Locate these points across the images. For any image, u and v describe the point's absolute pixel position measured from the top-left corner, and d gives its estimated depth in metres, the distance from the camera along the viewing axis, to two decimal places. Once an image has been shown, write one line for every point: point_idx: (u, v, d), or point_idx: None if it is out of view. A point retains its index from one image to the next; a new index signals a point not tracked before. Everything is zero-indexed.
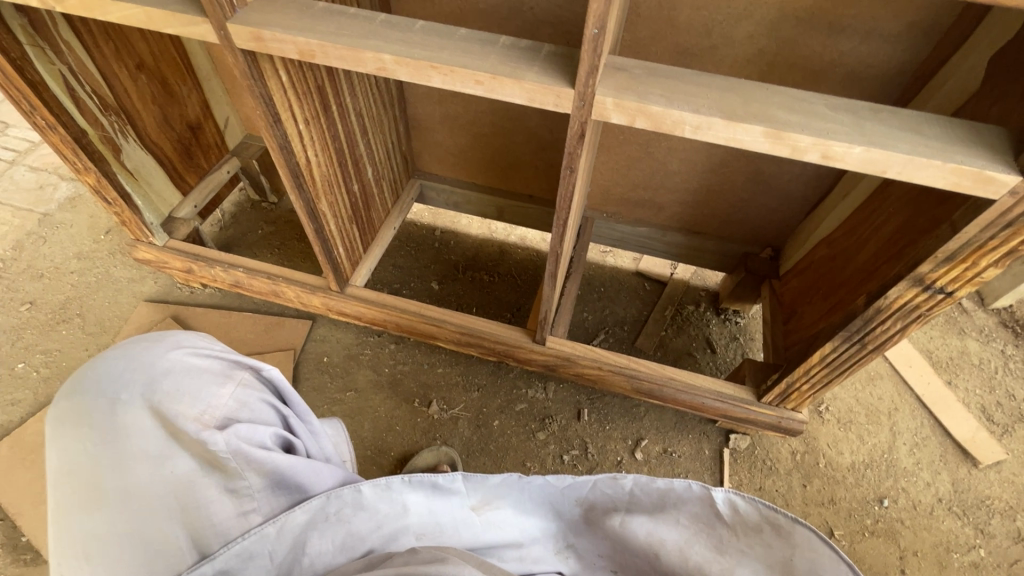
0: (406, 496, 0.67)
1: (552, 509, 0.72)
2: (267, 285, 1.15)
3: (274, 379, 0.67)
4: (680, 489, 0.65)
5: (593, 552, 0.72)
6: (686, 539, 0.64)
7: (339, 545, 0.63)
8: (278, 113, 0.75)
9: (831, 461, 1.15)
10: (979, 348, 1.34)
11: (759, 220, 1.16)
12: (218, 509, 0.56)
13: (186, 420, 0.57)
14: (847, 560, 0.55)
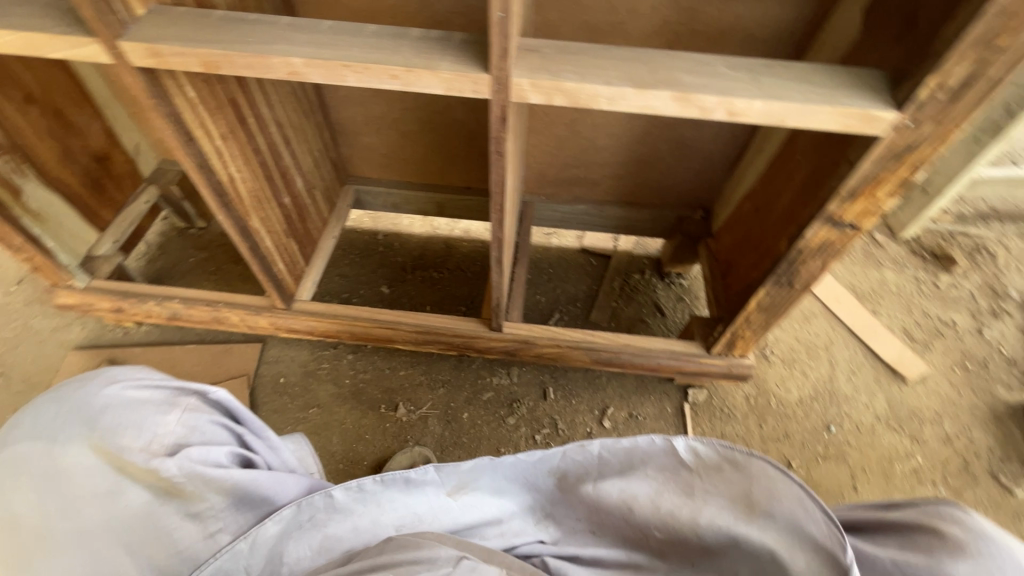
0: (379, 495, 0.66)
1: (528, 484, 0.69)
2: (208, 313, 1.26)
3: (223, 400, 0.65)
4: (644, 445, 0.63)
5: (574, 523, 0.67)
6: (655, 492, 0.60)
7: (316, 550, 0.63)
8: (189, 131, 0.85)
9: (781, 400, 1.33)
10: (896, 277, 1.56)
11: (685, 185, 1.37)
12: (185, 533, 0.56)
13: (133, 452, 0.56)
14: (798, 480, 0.53)
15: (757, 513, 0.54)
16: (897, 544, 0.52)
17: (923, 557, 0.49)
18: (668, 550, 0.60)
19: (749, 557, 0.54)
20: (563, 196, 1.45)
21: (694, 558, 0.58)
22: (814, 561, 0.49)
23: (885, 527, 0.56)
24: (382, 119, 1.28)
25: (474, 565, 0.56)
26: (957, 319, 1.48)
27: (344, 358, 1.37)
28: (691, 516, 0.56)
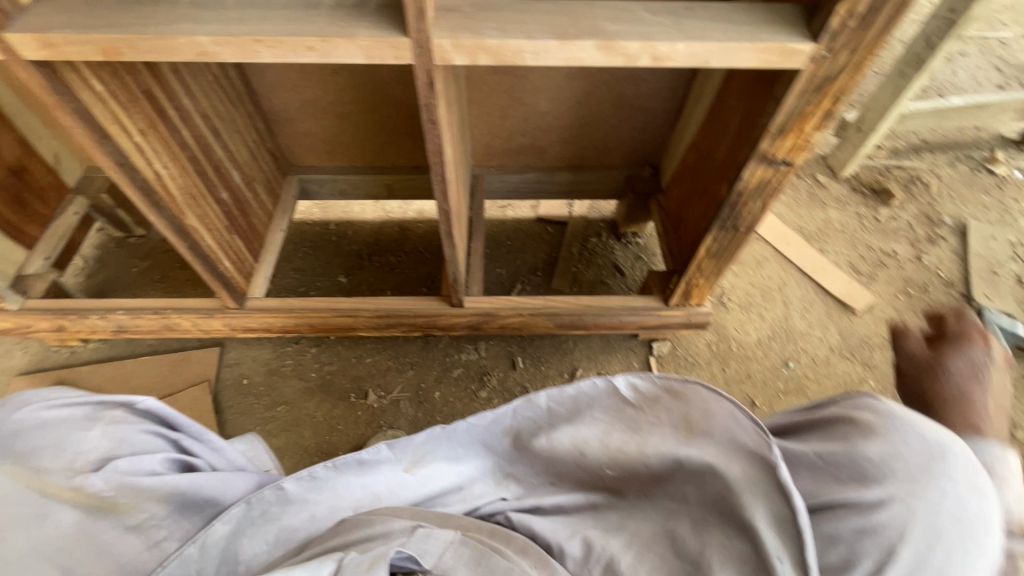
0: (334, 482, 0.66)
1: (486, 446, 0.71)
2: (156, 321, 1.21)
3: (153, 408, 0.65)
4: (587, 390, 0.67)
5: (537, 478, 0.69)
6: (603, 433, 0.63)
7: (273, 543, 0.63)
8: (102, 127, 0.80)
9: (740, 343, 1.38)
10: (839, 214, 1.62)
11: (631, 143, 1.38)
12: (125, 546, 0.55)
13: (55, 472, 0.55)
14: (729, 396, 0.57)
15: (697, 433, 0.57)
16: (820, 438, 0.55)
17: (840, 446, 0.52)
18: (623, 485, 0.62)
19: (693, 476, 0.55)
20: (512, 166, 1.43)
21: (647, 488, 0.60)
22: (750, 465, 0.51)
23: (812, 424, 0.58)
24: (317, 103, 1.23)
25: (429, 531, 0.58)
26: (897, 249, 1.56)
27: (307, 352, 1.35)
28: (638, 447, 0.59)
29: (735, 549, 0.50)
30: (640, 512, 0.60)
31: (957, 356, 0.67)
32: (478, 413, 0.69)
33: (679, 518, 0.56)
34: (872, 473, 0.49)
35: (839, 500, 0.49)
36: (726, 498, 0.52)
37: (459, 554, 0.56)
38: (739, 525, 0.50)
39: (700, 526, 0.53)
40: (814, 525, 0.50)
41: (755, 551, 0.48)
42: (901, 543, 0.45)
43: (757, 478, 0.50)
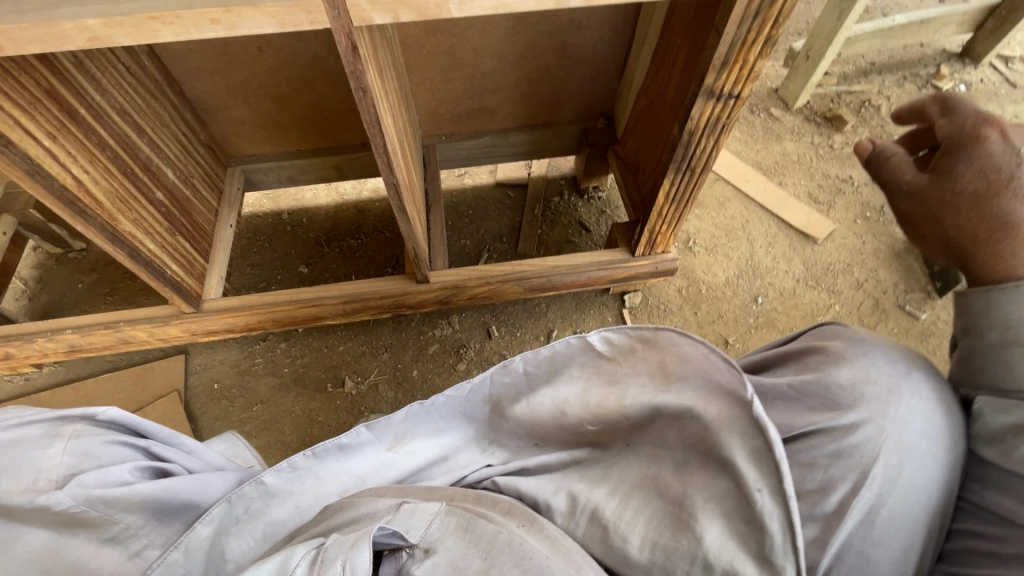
0: (317, 469, 0.66)
1: (468, 415, 0.71)
2: (110, 336, 1.15)
3: (117, 417, 0.60)
4: (562, 350, 0.67)
5: (519, 440, 0.70)
6: (583, 390, 0.64)
7: (260, 537, 0.64)
8: (3, 135, 0.73)
9: (709, 285, 1.39)
10: (795, 146, 1.63)
11: (582, 96, 1.34)
12: (104, 560, 0.53)
13: (14, 493, 0.51)
14: (699, 338, 0.59)
15: (673, 380, 0.59)
16: (794, 370, 0.58)
17: (813, 376, 0.55)
18: (607, 439, 0.63)
19: (672, 421, 0.57)
20: (464, 132, 1.39)
21: (627, 437, 0.62)
22: (724, 405, 0.54)
23: (782, 359, 0.62)
24: (247, 86, 1.16)
25: (414, 506, 0.57)
26: (853, 174, 1.57)
27: (277, 347, 1.31)
28: (618, 400, 0.60)
29: (717, 485, 0.53)
30: (624, 462, 0.61)
31: (969, 167, 0.57)
32: (456, 385, 0.68)
33: (662, 462, 0.58)
34: (843, 399, 0.52)
35: (818, 424, 0.51)
36: (704, 438, 0.54)
37: (445, 523, 0.55)
38: (718, 463, 0.53)
39: (682, 468, 0.56)
40: (792, 453, 0.52)
41: (735, 483, 0.51)
42: (875, 463, 0.49)
43: (734, 416, 0.53)
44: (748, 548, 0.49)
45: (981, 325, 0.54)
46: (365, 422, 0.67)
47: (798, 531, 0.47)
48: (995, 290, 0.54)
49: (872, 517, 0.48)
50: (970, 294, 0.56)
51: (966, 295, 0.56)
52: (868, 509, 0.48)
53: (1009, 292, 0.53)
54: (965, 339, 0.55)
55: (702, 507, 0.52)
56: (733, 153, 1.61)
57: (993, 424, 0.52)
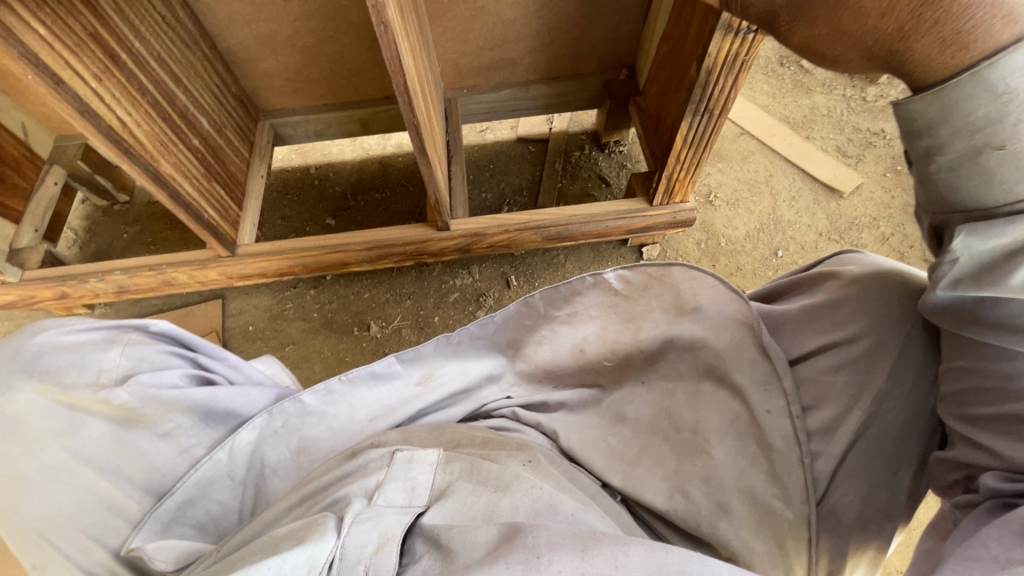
0: (348, 394, 0.70)
1: (496, 350, 0.74)
2: (153, 278, 1.23)
3: (167, 330, 0.66)
4: (579, 289, 0.69)
5: (534, 377, 0.73)
6: (602, 328, 0.69)
7: (294, 451, 0.69)
8: (56, 74, 0.79)
9: (729, 238, 1.39)
10: (825, 100, 1.58)
11: (605, 46, 1.33)
12: (158, 453, 0.60)
13: (81, 387, 0.58)
14: (715, 274, 0.64)
15: (687, 311, 0.64)
16: (805, 293, 0.64)
17: (823, 300, 0.60)
18: (622, 375, 0.69)
19: (685, 352, 0.64)
20: (485, 84, 1.40)
21: (641, 371, 0.68)
22: (736, 335, 0.61)
23: (795, 284, 0.67)
24: (276, 38, 1.19)
25: (411, 455, 0.58)
26: (886, 127, 1.53)
27: (307, 295, 1.38)
28: (634, 335, 0.66)
29: (729, 408, 0.60)
30: (637, 395, 0.67)
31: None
32: (478, 321, 0.71)
33: (674, 395, 0.65)
34: (851, 317, 0.57)
35: (827, 342, 0.58)
36: (715, 366, 0.62)
37: (449, 471, 0.57)
38: (729, 389, 0.61)
39: (694, 396, 0.63)
40: (801, 373, 0.60)
41: (747, 406, 0.59)
42: (875, 375, 0.54)
43: (741, 343, 0.60)
44: (760, 465, 0.57)
45: (940, 137, 0.43)
46: (397, 354, 0.71)
47: (803, 446, 0.56)
48: (947, 90, 0.41)
49: (867, 427, 0.54)
50: (912, 104, 0.44)
51: (908, 104, 0.44)
52: (855, 431, 0.54)
53: (963, 87, 0.40)
54: (923, 158, 0.46)
55: (715, 432, 0.60)
56: (760, 107, 1.57)
57: (982, 253, 0.43)
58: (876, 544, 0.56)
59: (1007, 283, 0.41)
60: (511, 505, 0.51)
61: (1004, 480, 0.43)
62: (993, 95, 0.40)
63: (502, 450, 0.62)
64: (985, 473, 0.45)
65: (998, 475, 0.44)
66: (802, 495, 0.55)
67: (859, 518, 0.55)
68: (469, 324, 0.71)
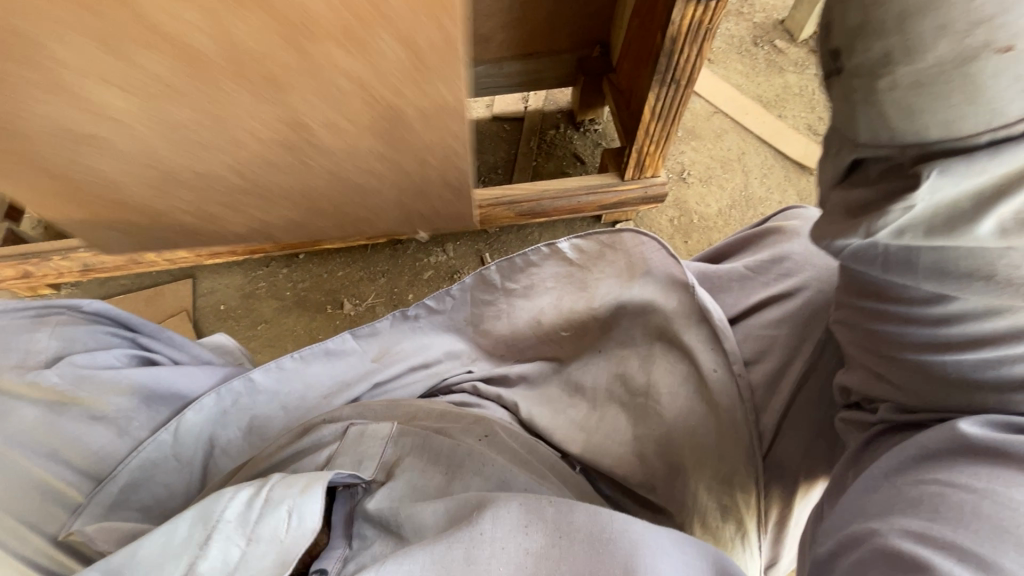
0: (304, 370, 0.73)
1: (451, 329, 0.77)
2: (119, 256, 1.21)
3: (101, 310, 0.69)
4: (534, 260, 0.72)
5: (495, 349, 0.76)
6: (556, 298, 0.71)
7: (244, 431, 0.70)
8: None
9: (701, 215, 1.41)
10: (798, 79, 1.59)
11: (578, 22, 1.32)
12: (96, 436, 0.61)
13: (7, 368, 0.58)
14: (662, 241, 0.64)
15: (637, 274, 0.65)
16: (752, 251, 0.66)
17: (767, 254, 0.63)
18: (581, 342, 0.70)
19: (637, 316, 0.65)
20: None
21: (598, 338, 0.68)
22: (682, 295, 0.61)
23: (742, 243, 0.69)
24: None
25: (363, 429, 0.62)
26: None
27: (279, 273, 1.36)
28: (589, 302, 0.68)
29: (679, 369, 0.60)
30: (595, 364, 0.68)
31: None
32: (434, 296, 0.74)
33: (628, 360, 0.65)
34: (794, 268, 0.60)
35: (776, 294, 0.59)
36: (665, 328, 0.62)
37: (399, 444, 0.60)
38: (679, 351, 0.61)
39: (647, 360, 0.63)
40: (746, 327, 0.61)
41: (695, 366, 0.59)
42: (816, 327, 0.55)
43: (686, 307, 0.61)
44: (709, 425, 0.57)
45: (911, 33, 0.29)
46: (352, 331, 0.74)
47: (747, 401, 0.56)
48: None
49: (810, 375, 0.55)
50: None
51: None
52: (802, 373, 0.55)
53: None
54: (871, 67, 0.32)
55: (666, 393, 0.61)
56: (734, 86, 1.58)
57: (946, 197, 0.32)
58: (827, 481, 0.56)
59: (974, 232, 0.32)
60: (463, 485, 0.55)
61: (898, 411, 0.44)
62: None
63: (458, 423, 0.64)
64: (881, 403, 0.46)
65: (892, 407, 0.45)
66: (750, 446, 0.54)
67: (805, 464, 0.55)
68: (425, 300, 0.75)
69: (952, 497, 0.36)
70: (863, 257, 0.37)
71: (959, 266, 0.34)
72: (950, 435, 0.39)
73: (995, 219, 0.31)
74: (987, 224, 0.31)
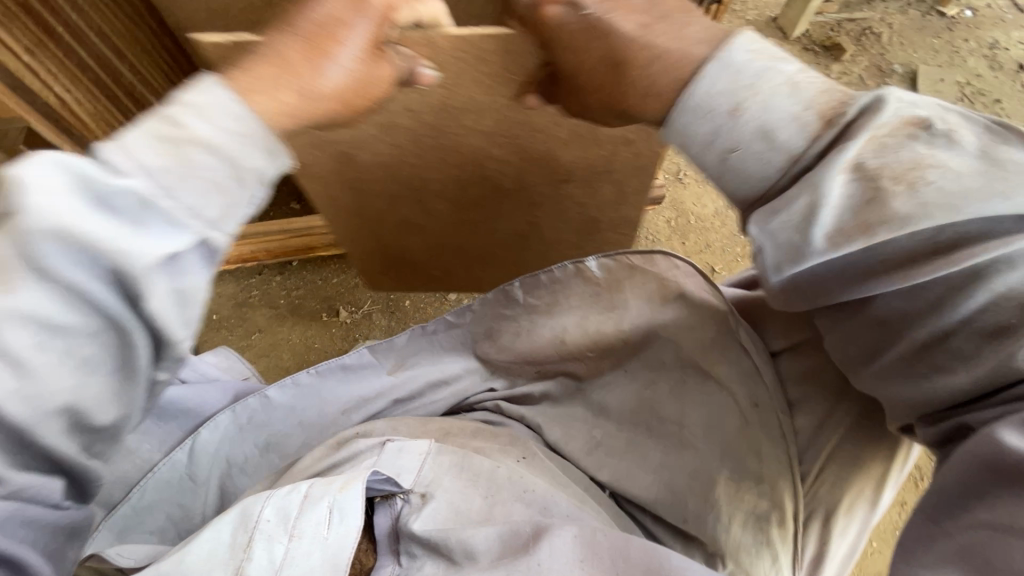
0: (321, 386, 0.74)
1: (466, 343, 0.78)
2: None
3: None
4: (560, 277, 0.73)
5: (512, 364, 0.75)
6: (581, 317, 0.71)
7: (262, 449, 0.71)
8: None
9: (697, 216, 1.41)
10: None
11: None
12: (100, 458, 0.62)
13: None
14: (694, 265, 0.65)
15: (671, 298, 0.65)
16: None
17: None
18: (604, 360, 0.69)
19: (669, 342, 0.65)
20: None
21: (625, 360, 0.68)
22: (720, 325, 0.61)
23: None
24: None
25: (402, 446, 0.61)
26: None
27: (273, 280, 1.34)
28: (617, 323, 0.68)
29: (716, 402, 0.61)
30: (620, 384, 0.68)
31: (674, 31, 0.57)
32: (456, 311, 0.77)
33: (657, 384, 0.65)
34: None
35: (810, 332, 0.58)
36: (699, 357, 0.62)
37: (438, 462, 0.60)
38: (715, 381, 0.61)
39: (679, 388, 0.64)
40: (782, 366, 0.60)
41: (733, 399, 0.60)
42: None
43: (720, 338, 0.61)
44: (747, 461, 0.58)
45: (697, 155, 0.53)
46: (368, 346, 0.76)
47: (790, 441, 0.56)
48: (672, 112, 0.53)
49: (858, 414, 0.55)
50: (669, 130, 0.54)
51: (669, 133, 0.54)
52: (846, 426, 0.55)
53: (682, 113, 0.52)
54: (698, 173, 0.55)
55: (701, 426, 0.61)
56: None
57: (783, 227, 0.47)
58: (861, 514, 0.57)
59: (815, 244, 0.45)
60: (504, 512, 0.56)
61: (935, 424, 0.44)
62: (704, 112, 0.51)
63: (495, 443, 0.66)
64: (919, 424, 0.45)
65: (924, 419, 0.45)
66: (790, 489, 0.56)
67: (844, 503, 0.56)
68: (447, 313, 0.77)
69: (988, 540, 0.36)
70: (801, 292, 0.48)
71: (844, 267, 0.45)
72: (988, 449, 0.38)
73: (819, 233, 0.45)
74: (818, 236, 0.45)
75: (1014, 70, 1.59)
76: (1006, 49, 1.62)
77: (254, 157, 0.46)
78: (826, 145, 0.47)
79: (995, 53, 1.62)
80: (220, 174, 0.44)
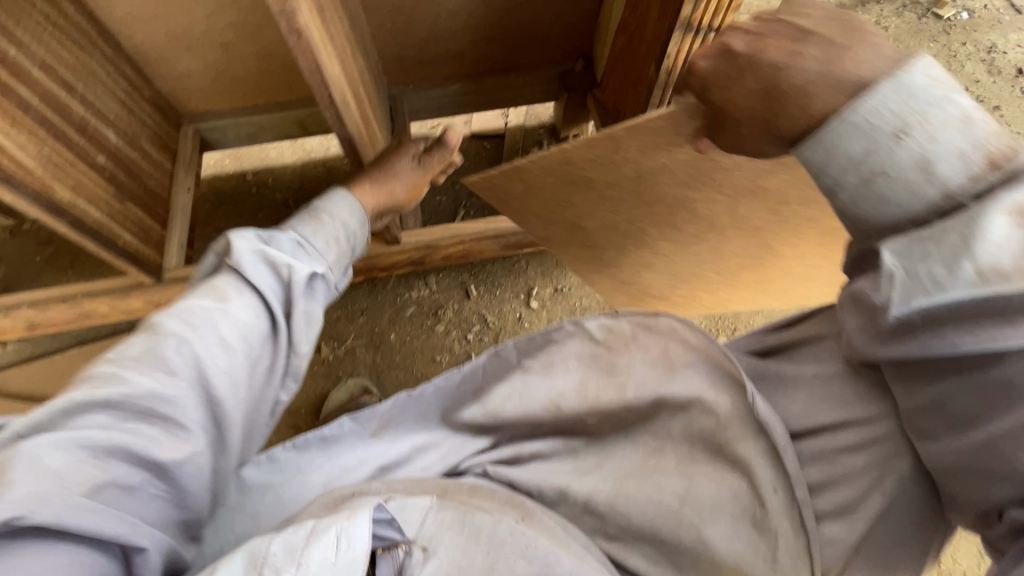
0: (301, 460, 0.70)
1: (461, 399, 0.72)
2: (67, 312, 1.11)
3: None
4: (557, 338, 0.69)
5: (502, 424, 0.68)
6: (580, 382, 0.65)
7: (237, 537, 0.65)
8: None
9: None
10: None
11: (559, 37, 1.24)
12: None
13: None
14: (700, 326, 0.60)
15: (678, 370, 0.60)
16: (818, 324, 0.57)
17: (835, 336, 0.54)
18: (602, 429, 0.64)
19: (678, 413, 0.59)
20: (432, 79, 1.29)
21: (626, 424, 0.63)
22: (736, 398, 0.55)
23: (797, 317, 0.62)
24: (188, 34, 1.05)
25: (404, 502, 0.58)
26: None
27: None
28: (619, 392, 0.62)
29: (729, 483, 0.55)
30: (620, 449, 0.63)
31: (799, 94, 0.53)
32: (444, 373, 0.72)
33: (662, 454, 0.60)
34: None
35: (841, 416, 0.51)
36: (713, 433, 0.56)
37: (440, 517, 0.56)
38: (731, 460, 0.55)
39: (686, 464, 0.58)
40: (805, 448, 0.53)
41: (749, 483, 0.54)
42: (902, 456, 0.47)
43: (736, 416, 0.55)
44: (759, 549, 0.53)
45: (834, 176, 0.49)
46: (349, 414, 0.72)
47: (811, 534, 0.51)
48: (821, 132, 0.48)
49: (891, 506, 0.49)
50: (806, 147, 0.49)
51: (803, 149, 0.50)
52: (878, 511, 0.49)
53: (836, 131, 0.47)
54: (829, 195, 0.51)
55: (710, 506, 0.56)
56: None
57: (916, 263, 0.42)
58: None
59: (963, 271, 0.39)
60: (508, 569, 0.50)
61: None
62: (862, 130, 0.46)
63: (496, 500, 0.60)
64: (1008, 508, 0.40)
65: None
66: None
67: None
68: (435, 376, 0.72)
69: None
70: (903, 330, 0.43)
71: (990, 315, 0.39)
72: None
73: (968, 267, 0.39)
74: (968, 267, 0.39)
75: (1013, 75, 1.54)
76: (1004, 53, 1.58)
77: (355, 228, 0.76)
78: (984, 191, 0.42)
79: (993, 56, 1.58)
80: (339, 234, 0.73)
